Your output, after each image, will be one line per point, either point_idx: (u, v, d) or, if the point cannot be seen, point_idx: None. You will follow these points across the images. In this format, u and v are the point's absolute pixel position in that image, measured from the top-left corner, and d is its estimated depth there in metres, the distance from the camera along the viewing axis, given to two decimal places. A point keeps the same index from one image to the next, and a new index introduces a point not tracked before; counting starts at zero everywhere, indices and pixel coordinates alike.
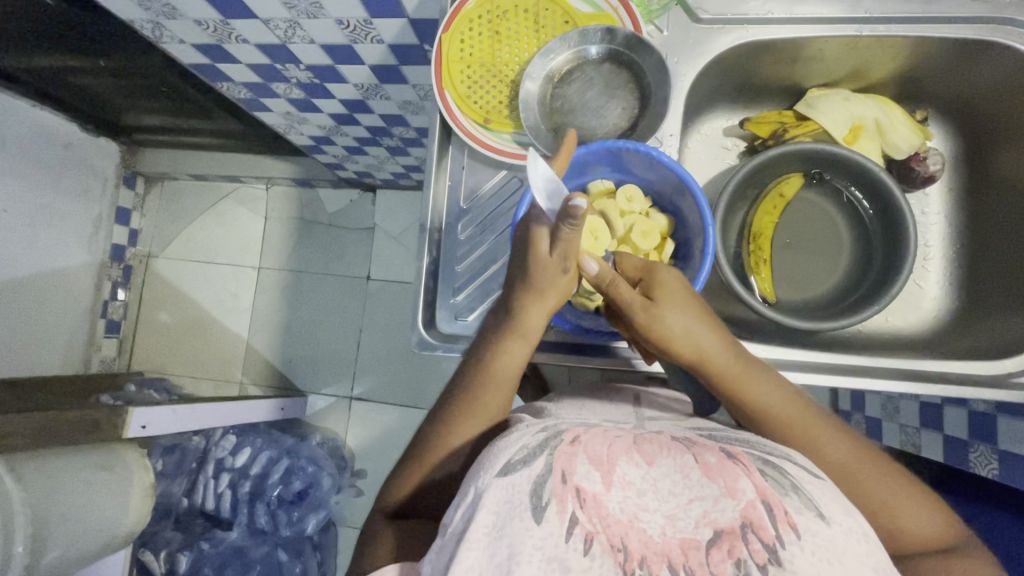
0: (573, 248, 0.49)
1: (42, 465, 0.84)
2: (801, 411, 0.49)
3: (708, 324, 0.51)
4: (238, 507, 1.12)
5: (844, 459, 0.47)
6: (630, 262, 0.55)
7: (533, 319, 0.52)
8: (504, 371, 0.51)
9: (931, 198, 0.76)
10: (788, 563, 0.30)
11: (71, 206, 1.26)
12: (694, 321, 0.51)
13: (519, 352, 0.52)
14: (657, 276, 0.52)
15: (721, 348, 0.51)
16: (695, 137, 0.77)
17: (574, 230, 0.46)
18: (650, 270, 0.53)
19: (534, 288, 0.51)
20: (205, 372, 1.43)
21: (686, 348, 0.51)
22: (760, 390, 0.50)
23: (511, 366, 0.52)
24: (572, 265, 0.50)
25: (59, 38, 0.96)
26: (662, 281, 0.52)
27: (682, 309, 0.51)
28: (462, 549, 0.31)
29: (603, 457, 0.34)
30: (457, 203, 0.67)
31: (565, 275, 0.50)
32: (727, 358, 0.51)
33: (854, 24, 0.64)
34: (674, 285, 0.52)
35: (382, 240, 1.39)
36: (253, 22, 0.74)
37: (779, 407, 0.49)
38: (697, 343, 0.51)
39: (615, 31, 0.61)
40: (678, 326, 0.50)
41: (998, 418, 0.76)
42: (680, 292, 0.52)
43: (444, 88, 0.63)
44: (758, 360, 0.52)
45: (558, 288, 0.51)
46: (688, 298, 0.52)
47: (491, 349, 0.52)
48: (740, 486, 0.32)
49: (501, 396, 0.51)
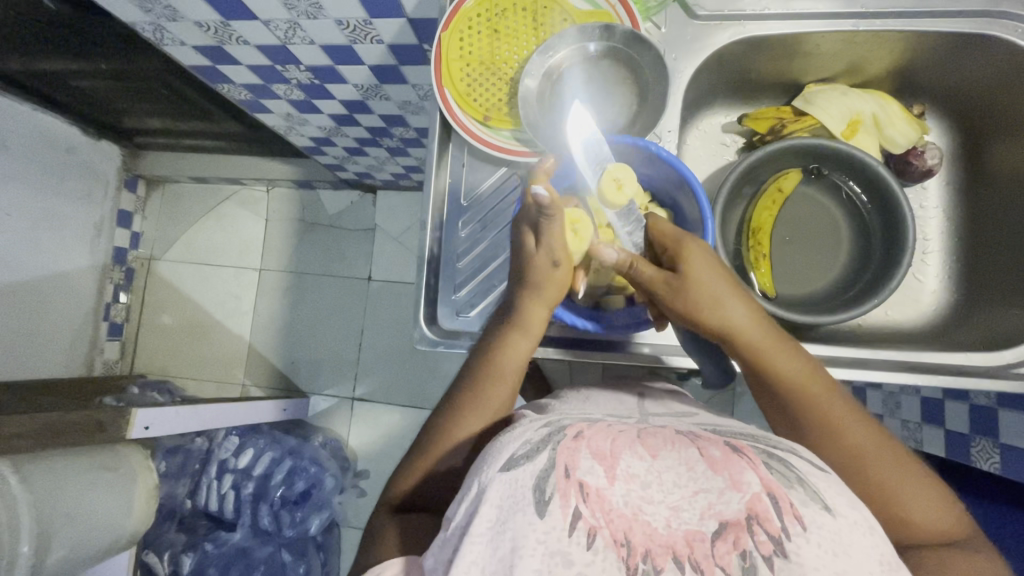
0: (557, 242, 0.52)
1: (47, 466, 0.84)
2: (821, 389, 0.49)
3: (736, 297, 0.52)
4: (242, 508, 1.12)
5: (858, 441, 0.47)
6: (662, 228, 0.54)
7: (536, 314, 0.53)
8: (509, 363, 0.52)
9: (930, 192, 0.77)
10: (795, 554, 0.30)
11: (72, 209, 1.26)
12: (721, 294, 0.51)
13: (525, 343, 0.53)
14: (685, 248, 0.52)
15: (750, 321, 0.51)
16: (694, 134, 0.78)
17: (551, 221, 0.51)
18: (680, 241, 0.53)
19: (529, 287, 0.53)
20: (207, 374, 1.43)
21: (711, 321, 0.52)
22: (785, 365, 0.50)
23: (516, 358, 0.52)
24: (562, 257, 0.53)
25: (60, 42, 0.96)
26: (690, 252, 0.52)
27: (713, 279, 0.51)
28: (465, 544, 0.32)
29: (606, 451, 0.34)
30: (458, 200, 0.67)
31: (557, 269, 0.53)
32: (754, 332, 0.51)
33: (850, 20, 0.64)
34: (702, 257, 0.52)
35: (382, 240, 1.40)
36: (253, 23, 0.74)
37: (798, 384, 0.50)
38: (723, 317, 0.51)
39: (613, 28, 0.61)
40: (703, 298, 0.51)
41: (999, 411, 0.76)
42: (709, 263, 0.52)
43: (444, 87, 0.64)
44: (786, 334, 0.53)
45: (556, 283, 0.53)
46: (717, 271, 0.52)
47: (495, 345, 0.53)
48: (746, 478, 0.32)
49: (510, 387, 0.51)
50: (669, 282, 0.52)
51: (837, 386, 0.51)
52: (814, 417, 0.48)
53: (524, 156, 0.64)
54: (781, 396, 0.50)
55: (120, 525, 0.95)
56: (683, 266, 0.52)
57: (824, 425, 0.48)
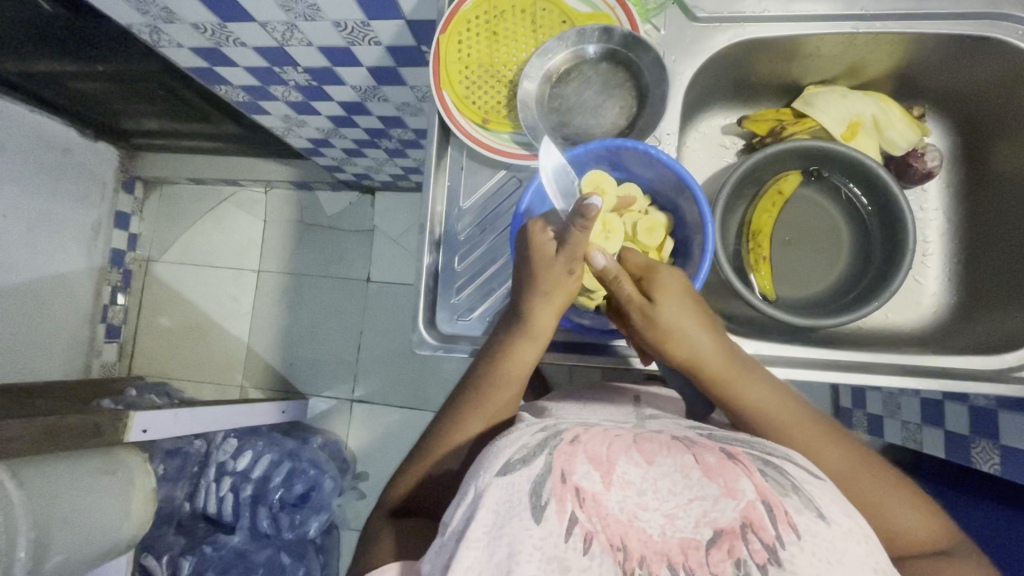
0: (579, 252, 0.50)
1: (44, 470, 0.84)
2: (793, 420, 0.49)
3: (705, 329, 0.52)
4: (240, 510, 1.12)
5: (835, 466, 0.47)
6: (633, 259, 0.55)
7: (543, 319, 0.53)
8: (514, 371, 0.52)
9: (929, 194, 0.76)
10: (788, 563, 0.30)
11: (71, 211, 1.26)
12: (686, 327, 0.51)
13: (531, 350, 0.53)
14: (651, 280, 0.52)
15: (716, 354, 0.51)
16: (693, 136, 0.78)
17: (581, 233, 0.48)
18: (655, 270, 0.53)
19: (541, 292, 0.52)
20: (205, 376, 1.43)
21: (679, 353, 0.52)
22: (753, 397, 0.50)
23: (521, 366, 0.52)
24: (577, 267, 0.51)
25: (55, 43, 0.96)
26: (665, 284, 0.52)
27: (680, 312, 0.51)
28: (461, 549, 0.31)
29: (602, 457, 0.33)
30: (457, 202, 0.67)
31: (571, 276, 0.52)
32: (721, 364, 0.51)
33: (850, 21, 0.64)
34: (677, 290, 0.52)
35: (381, 241, 1.39)
36: (250, 24, 0.74)
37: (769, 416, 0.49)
38: (690, 350, 0.51)
39: (612, 30, 0.61)
40: (671, 331, 0.51)
41: (999, 413, 0.76)
42: (681, 294, 0.52)
43: (443, 89, 0.63)
44: (757, 367, 0.52)
45: (567, 290, 0.52)
46: (690, 304, 0.52)
47: (499, 352, 0.53)
48: (741, 486, 0.32)
49: (513, 393, 0.51)
50: (638, 314, 0.52)
51: (812, 415, 0.50)
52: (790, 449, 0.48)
53: (523, 157, 0.63)
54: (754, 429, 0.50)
55: (117, 528, 0.95)
56: (657, 297, 0.52)
57: (800, 449, 0.47)
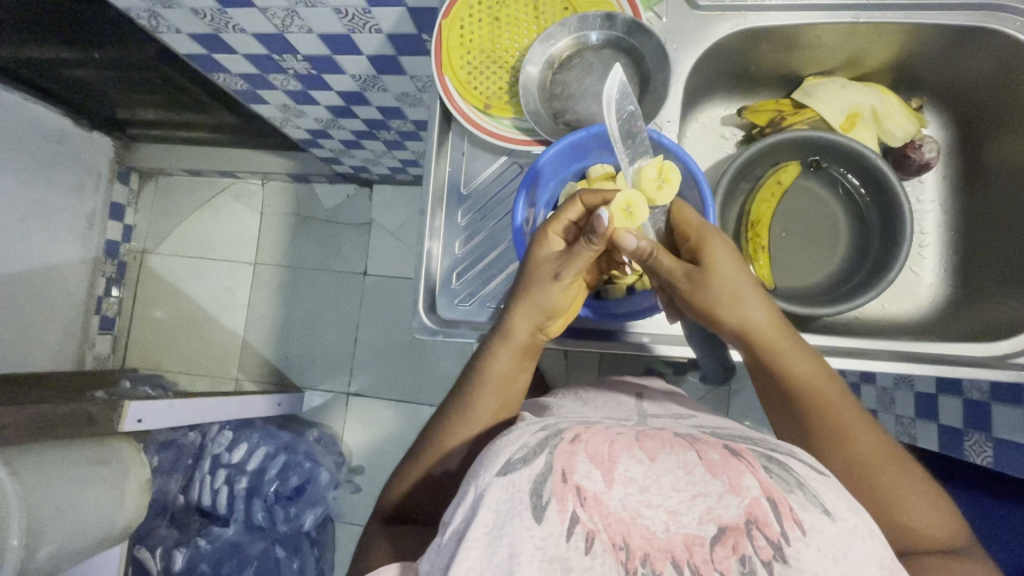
0: (575, 262, 0.50)
1: (37, 458, 0.82)
2: (835, 396, 0.49)
3: (756, 295, 0.51)
4: (235, 503, 1.11)
5: (866, 450, 0.47)
6: (685, 217, 0.53)
7: (520, 324, 0.52)
8: (492, 375, 0.51)
9: (926, 185, 0.76)
10: (794, 560, 0.29)
11: (64, 201, 1.25)
12: (740, 288, 0.51)
13: (506, 358, 0.52)
14: (708, 239, 0.52)
15: (767, 320, 0.51)
16: (692, 126, 0.77)
17: (587, 246, 0.49)
18: (705, 233, 0.52)
19: (526, 300, 0.52)
20: (200, 368, 1.42)
21: (729, 317, 0.51)
22: (798, 366, 0.50)
23: (495, 368, 0.51)
24: (566, 274, 0.50)
25: (50, 26, 0.94)
26: (717, 248, 0.51)
27: (734, 274, 0.51)
28: (462, 549, 0.31)
29: (604, 455, 0.33)
30: (457, 189, 0.66)
31: (556, 284, 0.51)
32: (771, 331, 0.51)
33: (850, 11, 0.63)
34: (728, 253, 0.51)
35: (378, 234, 1.38)
36: (249, 10, 0.73)
37: (811, 388, 0.49)
38: (740, 314, 0.51)
39: (615, 16, 0.60)
40: (723, 293, 0.51)
41: (993, 406, 0.76)
42: (735, 260, 0.51)
43: (444, 74, 0.62)
44: (802, 337, 0.52)
45: (550, 298, 0.51)
46: (741, 267, 0.52)
47: (480, 352, 0.53)
48: (745, 482, 0.31)
49: (496, 396, 0.50)
50: (690, 273, 0.51)
51: (851, 393, 0.50)
52: (828, 428, 0.48)
53: (525, 143, 0.63)
54: (793, 399, 0.50)
55: (111, 519, 0.94)
56: (709, 260, 0.51)
57: (835, 426, 0.48)
